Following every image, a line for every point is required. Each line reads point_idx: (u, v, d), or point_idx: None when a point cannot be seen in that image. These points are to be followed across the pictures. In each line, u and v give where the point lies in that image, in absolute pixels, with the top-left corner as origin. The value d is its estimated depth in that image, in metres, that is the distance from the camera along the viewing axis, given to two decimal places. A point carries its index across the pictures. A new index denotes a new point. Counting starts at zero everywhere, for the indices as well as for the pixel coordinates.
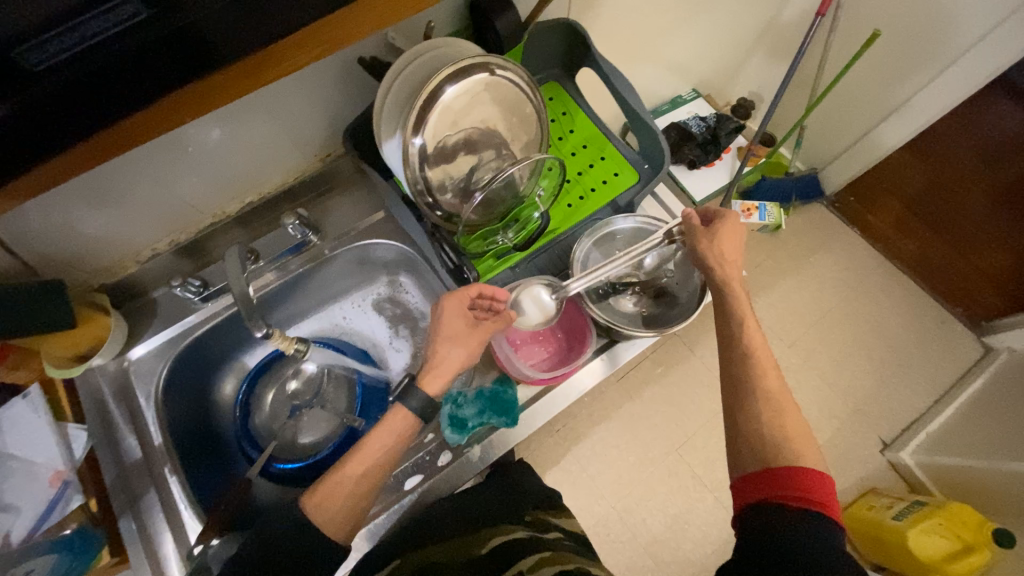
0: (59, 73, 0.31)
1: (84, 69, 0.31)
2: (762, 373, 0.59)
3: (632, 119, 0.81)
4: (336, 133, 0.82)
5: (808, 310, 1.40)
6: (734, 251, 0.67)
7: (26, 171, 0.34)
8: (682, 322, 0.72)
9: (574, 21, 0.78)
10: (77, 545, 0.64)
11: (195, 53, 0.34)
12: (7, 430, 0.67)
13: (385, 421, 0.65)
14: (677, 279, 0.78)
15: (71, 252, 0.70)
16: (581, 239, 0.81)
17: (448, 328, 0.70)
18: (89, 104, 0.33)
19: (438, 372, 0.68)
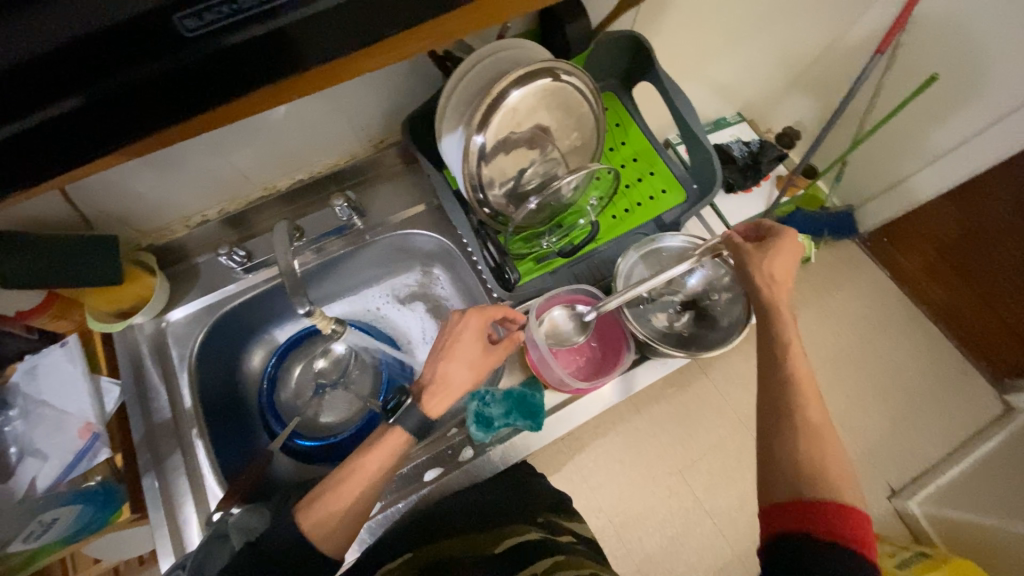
0: (205, 45, 0.33)
1: (230, 42, 0.33)
2: (805, 401, 0.58)
3: (687, 138, 0.80)
4: (393, 121, 0.82)
5: (827, 347, 1.37)
6: (784, 273, 0.66)
7: (151, 130, 0.36)
8: (723, 347, 0.71)
9: (638, 34, 0.77)
10: (100, 499, 0.67)
11: (325, 37, 0.35)
12: (41, 376, 0.70)
13: (378, 443, 0.64)
14: (721, 302, 0.77)
15: (127, 211, 0.72)
16: (628, 250, 0.78)
17: (463, 350, 0.68)
18: (228, 78, 0.35)
19: (444, 393, 0.67)
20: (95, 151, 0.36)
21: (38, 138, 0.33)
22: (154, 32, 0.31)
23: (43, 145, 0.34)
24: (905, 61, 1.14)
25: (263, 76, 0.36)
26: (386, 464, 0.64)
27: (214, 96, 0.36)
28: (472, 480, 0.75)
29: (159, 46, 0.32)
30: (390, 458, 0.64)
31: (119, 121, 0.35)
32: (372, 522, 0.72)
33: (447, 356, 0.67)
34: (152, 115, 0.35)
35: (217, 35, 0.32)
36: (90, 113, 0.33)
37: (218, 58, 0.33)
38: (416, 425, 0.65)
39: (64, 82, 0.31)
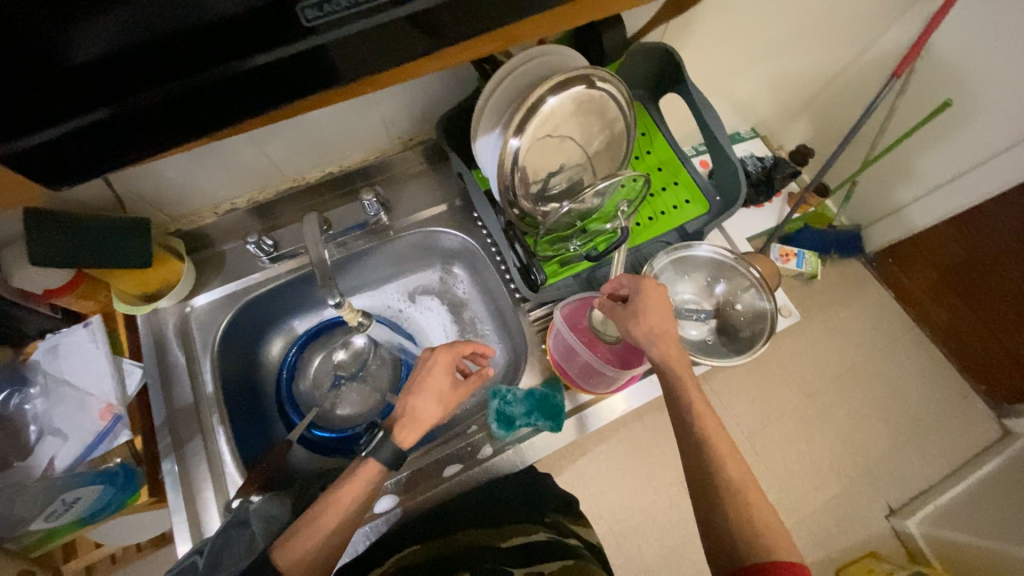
0: (307, 41, 0.37)
1: (331, 39, 0.38)
2: (720, 460, 0.57)
3: (712, 149, 0.81)
4: (424, 119, 0.84)
5: (832, 361, 1.37)
6: (667, 323, 0.64)
7: (262, 112, 0.42)
8: (748, 357, 0.68)
9: (669, 46, 0.78)
10: (120, 481, 0.66)
11: (409, 38, 0.41)
12: (63, 355, 0.71)
13: (353, 475, 0.63)
14: (746, 314, 0.74)
15: (163, 196, 0.73)
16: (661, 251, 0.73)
17: (432, 383, 0.69)
18: (316, 71, 0.40)
19: (414, 425, 0.68)
20: (203, 126, 0.40)
21: (163, 111, 0.38)
22: (267, 26, 0.36)
23: (166, 116, 0.38)
24: (919, 84, 1.17)
25: (351, 66, 0.41)
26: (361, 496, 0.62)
27: (302, 86, 0.41)
28: (491, 478, 0.73)
29: (268, 38, 0.37)
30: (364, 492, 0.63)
31: (219, 105, 0.39)
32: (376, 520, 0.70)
33: (416, 389, 0.69)
34: (245, 102, 0.40)
35: (320, 32, 0.37)
36: (194, 96, 0.38)
37: (314, 52, 0.38)
38: (390, 456, 0.64)
39: (181, 65, 0.36)
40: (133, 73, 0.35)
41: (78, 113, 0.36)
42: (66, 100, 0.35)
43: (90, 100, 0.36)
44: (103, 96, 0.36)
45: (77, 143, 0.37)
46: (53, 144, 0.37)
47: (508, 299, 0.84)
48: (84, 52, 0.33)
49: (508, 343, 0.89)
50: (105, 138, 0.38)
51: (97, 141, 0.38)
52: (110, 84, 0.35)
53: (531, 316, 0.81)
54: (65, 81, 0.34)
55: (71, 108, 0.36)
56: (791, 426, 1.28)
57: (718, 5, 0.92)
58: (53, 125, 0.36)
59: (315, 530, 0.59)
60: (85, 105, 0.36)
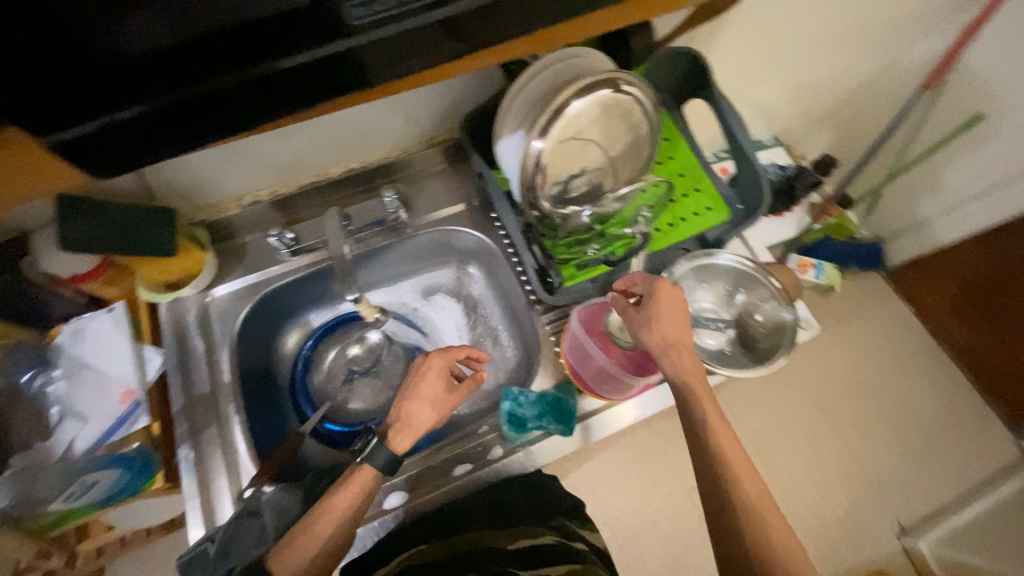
0: (343, 42, 0.38)
1: (371, 39, 0.39)
2: (737, 484, 0.56)
3: (738, 156, 0.79)
4: (447, 118, 0.84)
5: (849, 375, 1.33)
6: (680, 332, 0.63)
7: (301, 110, 0.42)
8: (766, 369, 0.66)
9: (696, 51, 0.77)
10: (136, 466, 0.67)
11: (440, 42, 0.41)
12: (87, 339, 0.72)
13: (346, 482, 0.63)
14: (766, 325, 0.72)
15: (190, 187, 0.75)
16: (680, 258, 0.72)
17: (425, 389, 0.68)
18: (358, 70, 0.40)
19: (408, 430, 0.67)
20: (241, 122, 0.41)
21: (205, 106, 0.39)
22: (309, 26, 0.37)
23: (207, 112, 0.39)
24: (950, 97, 1.15)
25: (383, 71, 0.41)
26: (355, 505, 0.63)
27: (336, 86, 0.41)
28: (501, 479, 0.72)
29: (309, 37, 0.38)
30: (358, 501, 0.63)
31: (260, 102, 0.40)
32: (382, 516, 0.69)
33: (410, 394, 0.68)
34: (282, 102, 0.41)
35: (356, 32, 0.38)
36: (234, 94, 0.39)
37: (351, 53, 0.39)
38: (387, 460, 0.65)
39: (229, 61, 0.37)
40: (180, 66, 0.36)
41: (121, 106, 0.37)
42: (116, 90, 0.36)
43: (131, 94, 0.36)
44: (151, 86, 0.36)
45: (120, 135, 0.38)
46: (86, 136, 0.37)
47: (523, 301, 0.84)
48: (140, 42, 0.35)
49: (521, 344, 0.89)
50: (143, 133, 0.39)
51: (139, 134, 0.39)
52: (161, 74, 0.36)
53: (545, 318, 0.81)
54: (119, 69, 0.35)
55: (114, 100, 0.36)
56: (808, 441, 1.24)
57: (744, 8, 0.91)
58: (92, 116, 0.36)
59: (310, 536, 0.60)
60: (128, 99, 0.36)
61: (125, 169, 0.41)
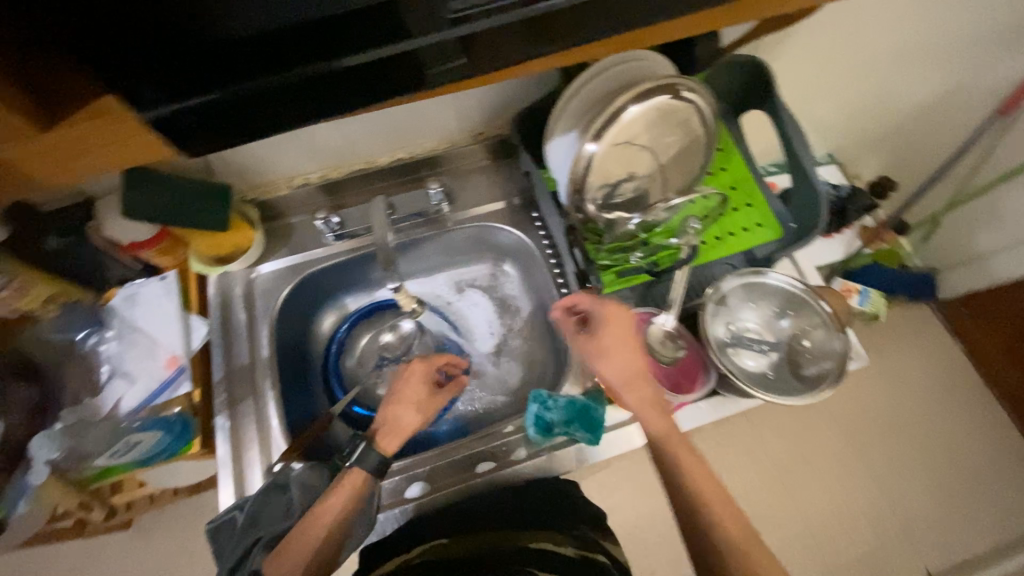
0: (408, 40, 0.42)
1: (461, 33, 0.43)
2: (739, 550, 0.54)
3: (796, 173, 0.76)
4: (498, 114, 0.84)
5: (895, 409, 1.23)
6: (632, 359, 0.64)
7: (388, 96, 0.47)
8: (814, 397, 0.63)
9: (761, 61, 0.75)
10: (176, 429, 0.70)
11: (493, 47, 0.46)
12: (138, 304, 0.75)
13: (337, 487, 0.64)
14: (811, 353, 0.69)
15: (247, 165, 0.77)
16: (731, 273, 0.69)
17: (409, 391, 0.73)
18: (445, 61, 0.45)
19: (395, 433, 0.70)
20: (335, 104, 0.46)
21: (307, 88, 0.43)
22: (386, 22, 0.41)
23: (308, 92, 0.44)
24: None
25: (441, 67, 0.45)
26: (339, 510, 0.62)
27: (399, 78, 0.45)
28: (522, 480, 0.73)
29: (384, 31, 0.41)
30: (343, 505, 0.63)
31: (355, 85, 0.45)
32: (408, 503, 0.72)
33: (396, 398, 0.72)
34: (352, 92, 0.45)
35: (421, 32, 0.42)
36: (331, 79, 0.43)
37: (426, 48, 0.43)
38: (376, 465, 0.66)
39: (334, 47, 0.41)
40: (269, 53, 0.40)
41: (226, 85, 0.41)
42: (235, 67, 0.40)
43: (247, 72, 0.41)
44: (264, 67, 0.41)
45: (230, 108, 0.43)
46: (204, 106, 0.42)
47: (557, 303, 0.83)
48: (243, 28, 0.38)
49: (550, 346, 0.88)
50: (226, 114, 0.43)
51: (245, 108, 0.43)
52: (274, 56, 0.40)
53: None
54: (240, 50, 0.39)
55: (231, 75, 0.40)
56: (850, 480, 1.14)
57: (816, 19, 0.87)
58: (213, 88, 0.41)
59: (304, 541, 0.59)
60: (210, 85, 0.40)
61: (225, 141, 0.46)
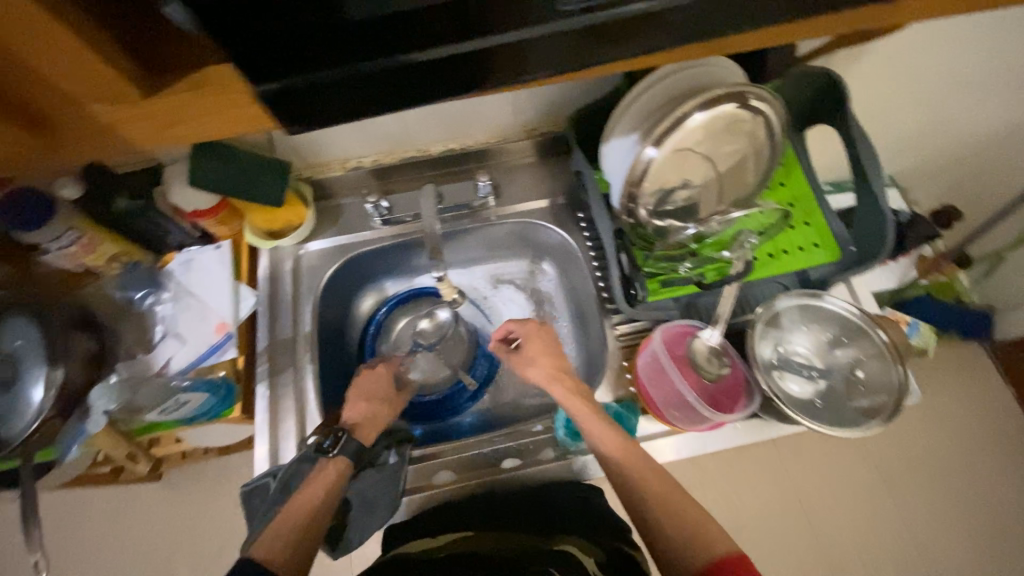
0: (499, 35, 0.40)
1: (568, 26, 0.40)
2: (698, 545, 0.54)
3: (862, 195, 0.73)
4: (553, 112, 0.83)
5: (960, 457, 1.11)
6: (555, 363, 0.72)
7: (489, 87, 0.44)
8: (864, 431, 0.60)
9: (836, 74, 0.71)
10: (221, 392, 0.74)
11: (592, 46, 0.43)
12: (194, 269, 0.79)
13: (317, 477, 0.64)
14: (863, 386, 0.66)
15: (306, 144, 0.79)
16: (788, 291, 0.67)
17: (374, 388, 0.76)
18: (552, 51, 0.42)
19: (370, 426, 0.73)
20: (433, 93, 0.43)
21: (409, 73, 0.41)
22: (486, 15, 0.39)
23: (408, 78, 0.41)
24: None
25: (523, 66, 0.43)
26: (318, 496, 0.62)
27: (477, 76, 0.43)
28: (548, 479, 0.72)
29: (478, 23, 0.39)
30: (322, 492, 0.63)
31: (458, 75, 0.42)
32: (437, 488, 0.73)
33: (361, 395, 0.75)
34: (427, 89, 0.43)
35: (514, 27, 0.40)
36: (435, 66, 0.41)
37: (530, 40, 0.41)
38: (355, 451, 0.68)
39: (443, 33, 0.39)
40: (370, 37, 0.38)
41: (319, 69, 0.39)
42: (340, 48, 0.38)
43: (351, 54, 0.38)
44: (370, 51, 0.39)
45: (328, 91, 0.41)
46: (302, 86, 0.40)
47: (596, 306, 0.82)
48: (357, 10, 0.36)
49: (583, 349, 0.87)
50: (302, 99, 0.41)
51: (342, 91, 0.41)
52: (383, 40, 0.38)
53: (616, 329, 0.78)
54: (347, 33, 0.37)
55: (334, 57, 0.38)
56: (901, 527, 1.04)
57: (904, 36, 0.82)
58: (317, 69, 0.39)
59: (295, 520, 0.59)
60: (300, 67, 0.38)
61: (317, 125, 0.44)
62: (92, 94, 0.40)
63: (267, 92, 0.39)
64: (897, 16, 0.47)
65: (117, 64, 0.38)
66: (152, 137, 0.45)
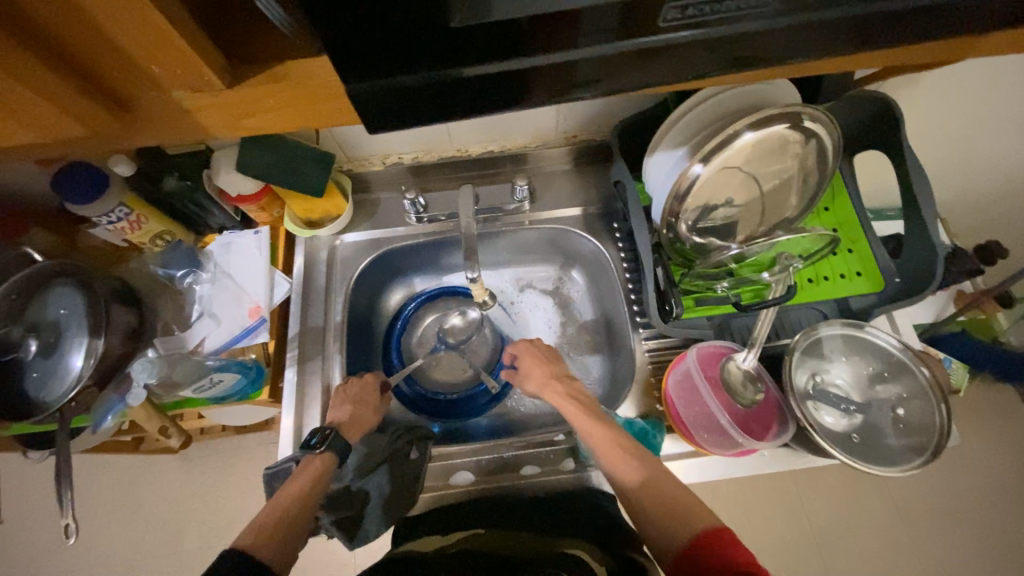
0: (590, 49, 0.37)
1: (659, 41, 0.37)
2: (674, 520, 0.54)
3: (912, 227, 0.70)
4: (595, 121, 0.84)
5: (993, 506, 1.06)
6: (549, 373, 0.74)
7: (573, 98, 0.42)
8: (903, 470, 0.58)
9: (894, 100, 0.69)
10: (251, 374, 0.76)
11: (676, 64, 0.40)
12: (233, 252, 0.80)
13: (296, 475, 0.62)
14: (904, 424, 0.64)
15: (351, 139, 0.80)
16: (833, 319, 0.66)
17: (354, 391, 0.74)
18: (635, 69, 0.40)
19: (355, 425, 0.71)
20: (512, 103, 0.41)
21: (497, 82, 0.39)
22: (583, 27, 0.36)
23: (490, 87, 0.39)
24: None
25: (600, 82, 0.41)
26: (303, 491, 0.61)
27: (546, 92, 0.41)
28: (566, 489, 0.72)
29: (568, 38, 0.37)
30: (308, 486, 0.62)
31: (544, 85, 0.40)
32: (452, 488, 0.73)
33: (341, 398, 0.73)
34: (492, 103, 0.41)
35: (606, 42, 0.37)
36: (520, 77, 0.39)
37: (620, 54, 0.38)
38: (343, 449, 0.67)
39: (538, 43, 0.37)
40: (469, 44, 0.36)
41: (393, 75, 0.37)
42: (436, 50, 0.36)
43: (445, 60, 0.36)
44: (466, 58, 0.36)
45: (413, 93, 0.38)
46: (389, 89, 0.38)
47: (626, 318, 0.81)
48: (460, 18, 0.34)
49: (608, 360, 0.87)
50: (381, 103, 0.39)
51: (425, 96, 0.39)
52: (480, 48, 0.36)
53: (645, 344, 0.78)
54: (443, 38, 0.35)
55: (427, 63, 0.36)
56: (922, 572, 1.00)
57: (970, 68, 0.79)
58: (407, 72, 0.37)
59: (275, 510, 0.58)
60: (391, 69, 0.36)
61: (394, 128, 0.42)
62: (171, 78, 0.41)
63: (352, 92, 0.38)
64: (958, 56, 0.47)
65: (193, 51, 0.38)
66: (220, 125, 0.46)
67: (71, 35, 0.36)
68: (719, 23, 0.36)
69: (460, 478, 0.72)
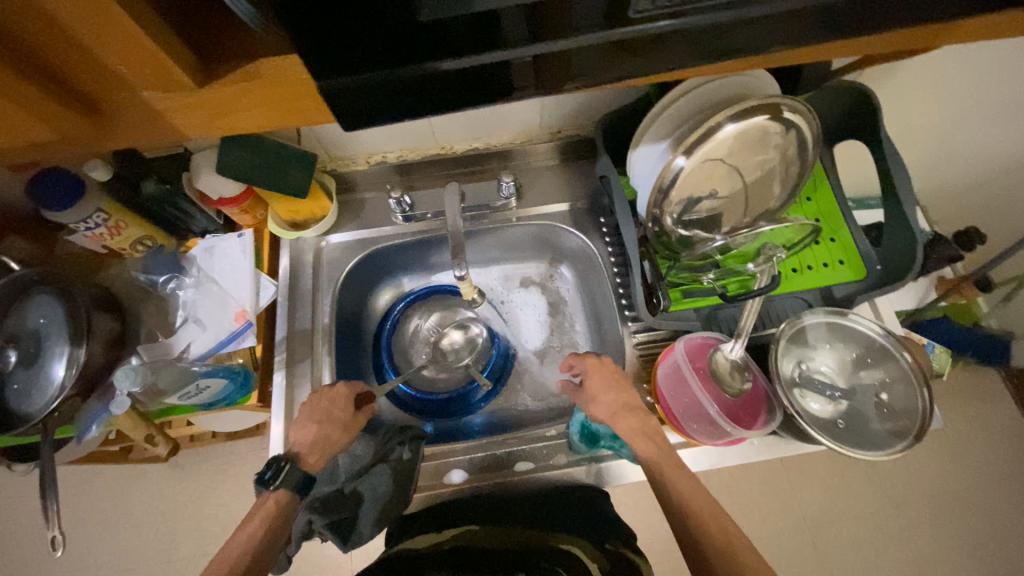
0: (563, 42, 0.37)
1: (632, 31, 0.37)
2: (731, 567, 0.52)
3: (891, 215, 0.72)
4: (579, 117, 0.84)
5: (976, 486, 1.08)
6: (621, 396, 0.67)
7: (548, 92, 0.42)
8: (885, 454, 0.59)
9: (870, 90, 0.71)
10: (239, 378, 0.76)
11: (649, 54, 0.40)
12: (217, 257, 0.79)
13: (247, 520, 0.61)
14: (889, 408, 0.66)
15: (335, 138, 0.79)
16: (816, 308, 0.67)
17: (322, 410, 0.70)
18: (609, 59, 0.40)
19: (318, 449, 0.69)
20: (487, 99, 0.41)
21: (470, 77, 0.39)
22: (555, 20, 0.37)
23: (461, 83, 0.39)
24: None
25: (577, 77, 0.41)
26: (259, 531, 0.60)
27: (525, 85, 0.41)
28: (559, 484, 0.72)
29: (543, 31, 0.37)
30: (264, 525, 0.61)
31: (520, 78, 0.40)
32: (445, 488, 0.73)
33: (304, 419, 0.69)
34: (466, 97, 0.41)
35: (578, 34, 0.37)
36: (494, 72, 0.39)
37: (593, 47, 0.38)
38: (300, 481, 0.64)
39: (511, 38, 0.37)
40: (440, 40, 0.36)
41: (368, 71, 0.36)
42: (407, 47, 0.35)
43: (415, 55, 0.36)
44: (439, 52, 0.36)
45: (386, 89, 0.38)
46: (364, 84, 0.37)
47: (615, 312, 0.81)
48: (430, 12, 0.34)
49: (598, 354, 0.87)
50: (357, 99, 0.39)
51: (398, 91, 0.39)
52: (451, 44, 0.36)
53: (633, 337, 0.79)
54: (411, 34, 0.35)
55: (398, 59, 0.36)
56: (907, 551, 1.02)
57: (945, 58, 0.81)
58: (379, 67, 0.36)
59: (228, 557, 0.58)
60: (364, 66, 0.36)
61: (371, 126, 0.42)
62: (144, 79, 0.40)
63: (325, 89, 0.37)
64: (929, 46, 0.48)
65: (166, 51, 0.38)
66: (198, 126, 0.45)
67: (38, 36, 0.35)
68: (693, 13, 0.37)
69: (454, 478, 0.73)
